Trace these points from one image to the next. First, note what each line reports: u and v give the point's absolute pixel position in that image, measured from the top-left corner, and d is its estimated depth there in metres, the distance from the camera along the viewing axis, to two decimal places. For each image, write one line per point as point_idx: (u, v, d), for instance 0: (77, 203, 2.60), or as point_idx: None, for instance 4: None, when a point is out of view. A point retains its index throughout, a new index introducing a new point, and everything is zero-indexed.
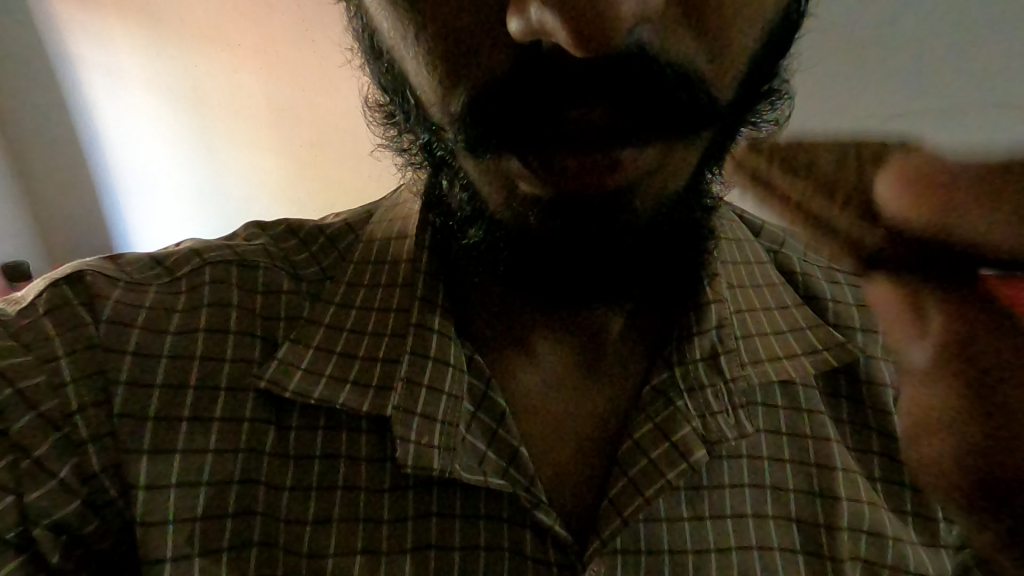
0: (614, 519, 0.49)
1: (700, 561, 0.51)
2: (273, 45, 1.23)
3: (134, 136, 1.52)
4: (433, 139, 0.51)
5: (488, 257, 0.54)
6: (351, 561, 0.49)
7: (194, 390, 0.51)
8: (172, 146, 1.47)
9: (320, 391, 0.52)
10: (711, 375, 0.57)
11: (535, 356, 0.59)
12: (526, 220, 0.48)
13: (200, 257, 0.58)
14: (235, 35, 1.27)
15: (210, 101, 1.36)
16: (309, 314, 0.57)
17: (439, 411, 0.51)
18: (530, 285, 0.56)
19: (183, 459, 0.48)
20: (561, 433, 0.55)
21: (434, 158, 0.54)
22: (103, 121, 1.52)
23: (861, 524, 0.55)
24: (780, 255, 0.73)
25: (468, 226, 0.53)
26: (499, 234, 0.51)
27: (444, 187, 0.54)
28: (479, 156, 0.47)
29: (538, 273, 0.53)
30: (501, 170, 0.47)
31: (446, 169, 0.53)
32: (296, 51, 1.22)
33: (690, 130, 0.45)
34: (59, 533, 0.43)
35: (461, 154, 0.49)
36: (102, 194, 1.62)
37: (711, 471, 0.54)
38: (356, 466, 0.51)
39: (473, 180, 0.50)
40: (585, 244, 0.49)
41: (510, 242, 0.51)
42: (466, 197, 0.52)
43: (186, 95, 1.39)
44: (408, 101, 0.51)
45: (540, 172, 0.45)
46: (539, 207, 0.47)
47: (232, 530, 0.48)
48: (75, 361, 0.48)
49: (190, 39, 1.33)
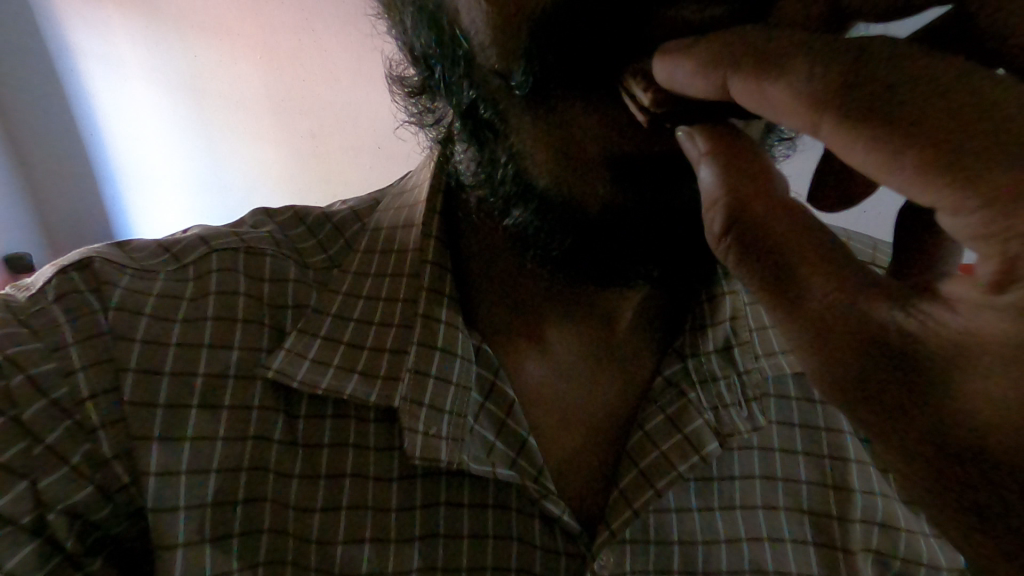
0: (624, 511, 0.49)
1: (709, 552, 0.50)
2: (274, 36, 1.25)
3: (135, 125, 1.53)
4: (481, 97, 0.50)
5: (535, 240, 0.53)
6: (360, 548, 0.49)
7: (203, 377, 0.50)
8: (177, 133, 1.48)
9: (328, 381, 0.51)
10: (724, 367, 0.56)
11: (547, 346, 0.58)
12: (593, 189, 0.49)
13: (207, 244, 0.58)
14: (235, 23, 1.27)
15: (212, 91, 1.38)
16: (317, 303, 0.57)
17: (448, 401, 0.51)
18: (584, 267, 0.54)
19: (193, 446, 0.48)
20: (572, 425, 0.55)
21: (477, 122, 0.52)
22: (107, 110, 1.53)
23: (874, 516, 0.55)
24: None
25: (513, 207, 0.53)
26: (549, 214, 0.51)
27: (489, 154, 0.52)
28: (535, 112, 0.46)
29: (592, 253, 0.53)
30: (557, 138, 0.47)
31: (490, 139, 0.52)
32: (298, 41, 1.23)
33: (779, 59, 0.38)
34: (72, 517, 0.44)
35: (517, 115, 0.48)
36: (112, 183, 1.64)
37: (722, 463, 0.54)
38: (364, 454, 0.51)
39: (525, 151, 0.49)
40: (653, 212, 0.50)
41: (562, 222, 0.51)
42: (510, 171, 0.52)
43: (187, 82, 1.40)
44: (455, 61, 0.51)
45: (594, 114, 0.44)
46: (608, 168, 0.47)
47: (242, 515, 0.48)
48: (85, 349, 0.48)
49: (191, 26, 1.32)
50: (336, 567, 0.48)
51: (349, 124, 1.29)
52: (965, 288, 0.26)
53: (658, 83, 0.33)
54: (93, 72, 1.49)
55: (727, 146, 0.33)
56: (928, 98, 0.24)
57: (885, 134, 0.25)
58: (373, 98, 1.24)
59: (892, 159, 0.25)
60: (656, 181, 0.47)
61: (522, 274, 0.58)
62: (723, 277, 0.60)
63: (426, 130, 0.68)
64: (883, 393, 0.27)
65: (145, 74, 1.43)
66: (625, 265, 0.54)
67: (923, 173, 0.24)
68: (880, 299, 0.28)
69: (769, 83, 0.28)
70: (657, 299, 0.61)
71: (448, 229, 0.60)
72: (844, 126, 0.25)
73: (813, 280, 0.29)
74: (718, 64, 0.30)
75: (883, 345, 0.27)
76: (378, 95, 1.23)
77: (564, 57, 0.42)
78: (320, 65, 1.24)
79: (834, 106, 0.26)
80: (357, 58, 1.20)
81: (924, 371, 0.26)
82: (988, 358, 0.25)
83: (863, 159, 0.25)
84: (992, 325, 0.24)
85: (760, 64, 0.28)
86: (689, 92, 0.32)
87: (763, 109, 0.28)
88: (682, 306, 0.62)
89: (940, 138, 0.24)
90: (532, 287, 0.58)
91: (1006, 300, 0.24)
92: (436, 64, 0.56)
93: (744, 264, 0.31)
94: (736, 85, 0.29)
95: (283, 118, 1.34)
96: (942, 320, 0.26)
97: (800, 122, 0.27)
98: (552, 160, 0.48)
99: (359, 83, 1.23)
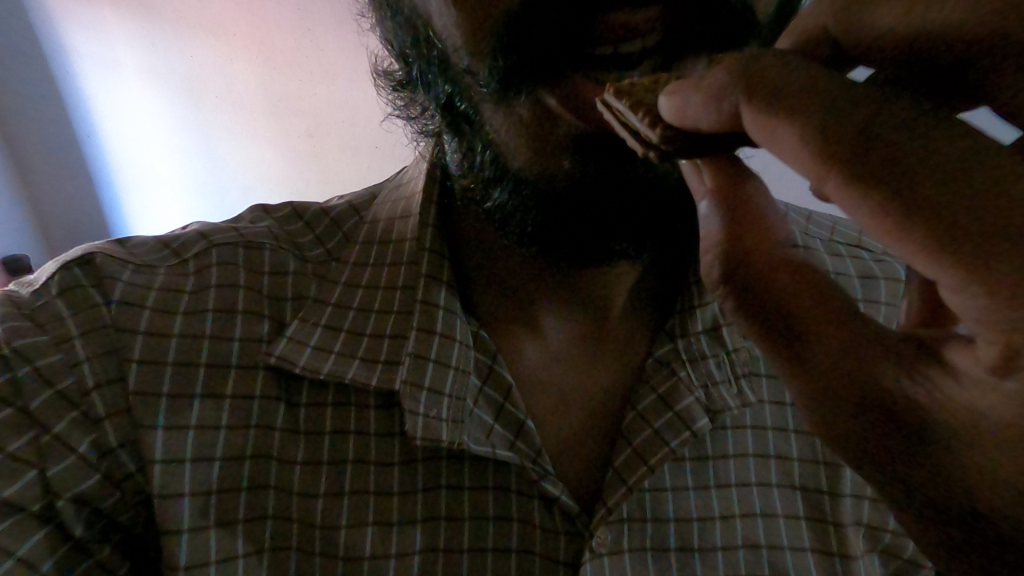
0: (620, 487, 0.50)
1: (705, 528, 0.52)
2: (267, 34, 1.25)
3: (129, 128, 1.54)
4: (457, 94, 0.54)
5: (509, 220, 0.54)
6: (364, 532, 0.50)
7: (205, 366, 0.52)
8: (172, 136, 1.49)
9: (329, 366, 0.52)
10: (713, 347, 0.57)
11: (541, 331, 0.59)
12: (561, 168, 0.50)
13: (206, 239, 0.59)
14: (227, 23, 1.28)
15: (206, 92, 1.39)
16: (316, 293, 0.58)
17: (447, 385, 0.52)
18: (561, 249, 0.55)
19: (198, 434, 0.49)
20: (567, 406, 0.56)
21: (457, 115, 0.56)
22: (100, 113, 1.54)
23: (864, 490, 0.56)
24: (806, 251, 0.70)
25: (490, 188, 0.55)
26: (525, 191, 0.53)
27: (469, 142, 0.55)
28: (509, 101, 0.49)
29: (566, 237, 0.54)
30: (530, 122, 0.49)
31: (468, 131, 0.55)
32: (291, 39, 1.24)
33: (728, 45, 0.46)
34: (81, 506, 0.45)
35: (494, 103, 0.50)
36: (109, 187, 1.65)
37: (716, 441, 0.55)
38: (366, 440, 0.52)
39: (499, 135, 0.52)
40: (618, 195, 0.51)
41: (539, 198, 0.52)
42: (488, 157, 0.54)
43: (180, 84, 1.40)
44: (432, 58, 0.54)
45: (565, 100, 0.47)
46: (574, 148, 0.48)
47: (247, 502, 0.49)
48: (88, 341, 0.49)
49: (184, 27, 1.33)
50: (340, 550, 0.49)
51: (344, 122, 1.29)
52: (970, 362, 0.24)
53: (662, 116, 0.30)
54: (85, 75, 1.50)
55: (733, 183, 0.33)
56: (944, 169, 0.21)
57: (890, 204, 0.22)
58: (364, 95, 1.25)
59: (898, 231, 0.22)
60: (613, 157, 0.48)
61: (516, 261, 0.59)
62: None
63: (414, 123, 0.69)
64: (877, 445, 0.28)
65: (138, 77, 1.44)
66: (593, 243, 0.54)
67: (931, 249, 0.21)
68: (884, 361, 0.27)
69: (784, 127, 0.24)
70: (650, 280, 0.63)
71: (443, 217, 0.62)
72: (861, 192, 0.22)
73: (817, 333, 0.29)
74: (728, 95, 0.26)
75: (886, 405, 0.27)
76: (369, 92, 1.24)
77: (536, 63, 0.46)
78: (313, 63, 1.25)
79: (846, 165, 0.23)
80: (351, 52, 1.21)
81: (929, 435, 0.26)
82: (992, 435, 0.24)
83: (874, 229, 0.23)
84: (994, 405, 0.24)
85: (773, 99, 0.24)
86: (697, 125, 0.28)
87: (771, 152, 0.25)
88: (674, 288, 0.64)
89: (949, 211, 0.21)
90: (528, 275, 0.59)
91: (1012, 385, 0.23)
92: (412, 61, 0.59)
93: (741, 307, 0.31)
94: (748, 119, 0.25)
95: (280, 119, 1.35)
96: (947, 391, 0.25)
97: (808, 173, 0.24)
98: (526, 143, 0.50)
99: (350, 81, 1.24)
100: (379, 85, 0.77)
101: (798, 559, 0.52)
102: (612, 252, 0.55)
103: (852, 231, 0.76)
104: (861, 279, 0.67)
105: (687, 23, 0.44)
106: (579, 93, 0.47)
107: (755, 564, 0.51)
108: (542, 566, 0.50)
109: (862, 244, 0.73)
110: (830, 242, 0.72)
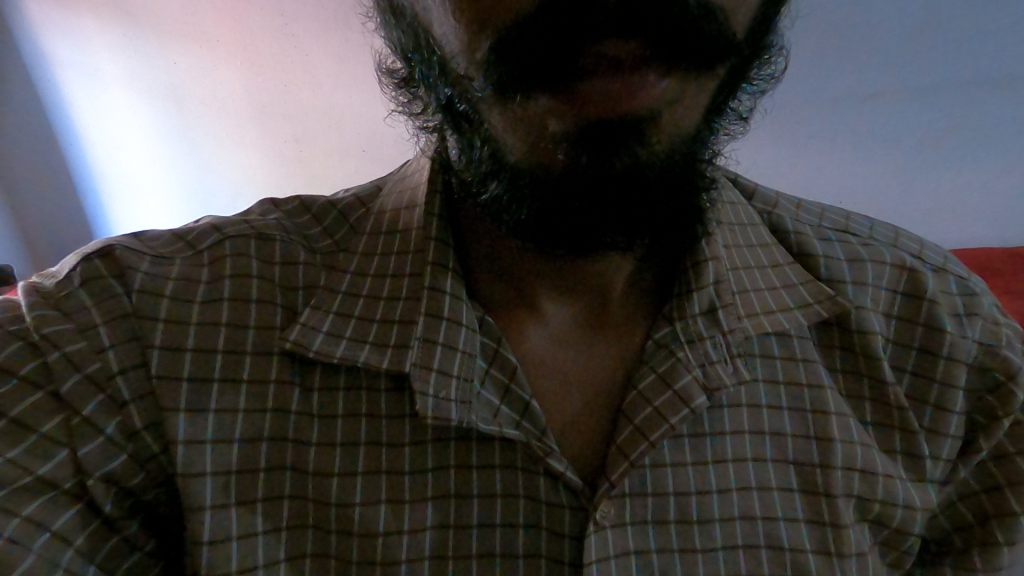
0: (622, 462, 0.53)
1: (703, 502, 0.54)
2: (271, 52, 1.38)
3: (138, 134, 1.64)
4: (455, 93, 0.54)
5: (500, 212, 0.57)
6: (377, 508, 0.52)
7: (223, 353, 0.54)
8: (180, 140, 1.60)
9: (342, 351, 0.54)
10: (710, 328, 0.59)
11: (543, 315, 0.63)
12: (553, 158, 0.49)
13: (219, 231, 0.61)
14: (234, 40, 1.39)
15: (214, 101, 1.50)
16: (326, 281, 0.60)
17: (455, 366, 0.54)
18: (557, 241, 0.57)
19: (218, 418, 0.52)
20: (568, 387, 0.59)
21: (455, 114, 0.57)
22: (113, 122, 1.65)
23: (854, 464, 0.58)
24: (800, 238, 0.69)
25: (487, 181, 0.56)
26: (522, 182, 0.52)
27: (468, 139, 0.56)
28: (505, 104, 0.49)
29: (562, 229, 0.55)
30: (528, 115, 0.49)
31: (468, 129, 0.56)
32: (287, 53, 1.36)
33: (710, 63, 0.48)
34: (109, 484, 0.47)
35: (489, 103, 0.50)
36: (119, 188, 1.75)
37: (713, 419, 0.57)
38: (377, 422, 0.55)
39: (498, 131, 0.52)
40: (611, 186, 0.50)
41: (534, 188, 0.52)
42: (487, 151, 0.54)
43: (189, 94, 1.51)
44: (430, 59, 0.55)
45: (556, 99, 0.47)
46: (569, 139, 0.48)
47: (266, 482, 0.52)
48: (112, 328, 0.51)
49: (194, 44, 1.44)
50: (355, 527, 0.52)
51: (335, 125, 1.42)
52: None
53: None
54: (102, 88, 1.61)
55: None
56: None
57: None
58: (357, 97, 1.37)
59: None
60: (606, 143, 0.48)
61: (516, 249, 0.62)
62: (705, 244, 0.63)
63: (415, 118, 0.70)
64: None
65: (143, 92, 1.57)
66: (586, 235, 0.55)
67: None
68: None
69: None
70: (645, 271, 0.67)
71: (448, 208, 0.65)
72: None
73: None
74: None
75: None
76: (365, 94, 1.36)
77: (526, 68, 0.46)
78: (305, 69, 1.37)
79: None
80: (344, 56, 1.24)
81: None
82: None
83: None
84: None
85: None
86: None
87: None
88: (671, 275, 0.67)
89: None
90: (528, 262, 0.63)
91: None
92: (413, 62, 0.61)
93: None
94: None
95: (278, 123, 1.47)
96: None
97: None
98: (520, 134, 0.50)
99: (343, 86, 1.36)
100: (382, 82, 0.77)
101: (791, 530, 0.55)
102: (607, 245, 0.57)
103: (840, 215, 0.75)
104: (849, 262, 0.67)
105: (672, 43, 0.45)
106: (574, 99, 0.47)
107: (749, 532, 0.54)
108: (549, 539, 0.53)
109: (851, 226, 0.73)
110: (819, 228, 0.71)
